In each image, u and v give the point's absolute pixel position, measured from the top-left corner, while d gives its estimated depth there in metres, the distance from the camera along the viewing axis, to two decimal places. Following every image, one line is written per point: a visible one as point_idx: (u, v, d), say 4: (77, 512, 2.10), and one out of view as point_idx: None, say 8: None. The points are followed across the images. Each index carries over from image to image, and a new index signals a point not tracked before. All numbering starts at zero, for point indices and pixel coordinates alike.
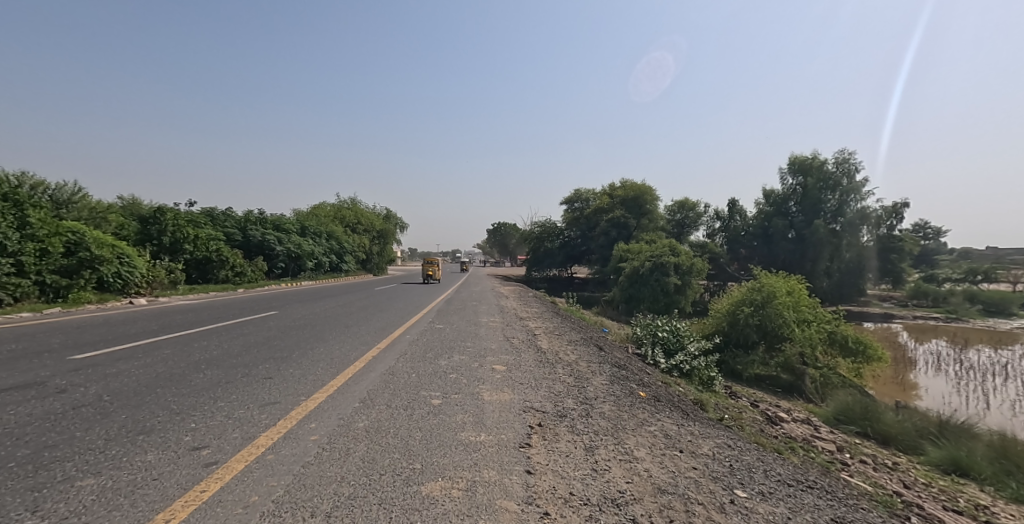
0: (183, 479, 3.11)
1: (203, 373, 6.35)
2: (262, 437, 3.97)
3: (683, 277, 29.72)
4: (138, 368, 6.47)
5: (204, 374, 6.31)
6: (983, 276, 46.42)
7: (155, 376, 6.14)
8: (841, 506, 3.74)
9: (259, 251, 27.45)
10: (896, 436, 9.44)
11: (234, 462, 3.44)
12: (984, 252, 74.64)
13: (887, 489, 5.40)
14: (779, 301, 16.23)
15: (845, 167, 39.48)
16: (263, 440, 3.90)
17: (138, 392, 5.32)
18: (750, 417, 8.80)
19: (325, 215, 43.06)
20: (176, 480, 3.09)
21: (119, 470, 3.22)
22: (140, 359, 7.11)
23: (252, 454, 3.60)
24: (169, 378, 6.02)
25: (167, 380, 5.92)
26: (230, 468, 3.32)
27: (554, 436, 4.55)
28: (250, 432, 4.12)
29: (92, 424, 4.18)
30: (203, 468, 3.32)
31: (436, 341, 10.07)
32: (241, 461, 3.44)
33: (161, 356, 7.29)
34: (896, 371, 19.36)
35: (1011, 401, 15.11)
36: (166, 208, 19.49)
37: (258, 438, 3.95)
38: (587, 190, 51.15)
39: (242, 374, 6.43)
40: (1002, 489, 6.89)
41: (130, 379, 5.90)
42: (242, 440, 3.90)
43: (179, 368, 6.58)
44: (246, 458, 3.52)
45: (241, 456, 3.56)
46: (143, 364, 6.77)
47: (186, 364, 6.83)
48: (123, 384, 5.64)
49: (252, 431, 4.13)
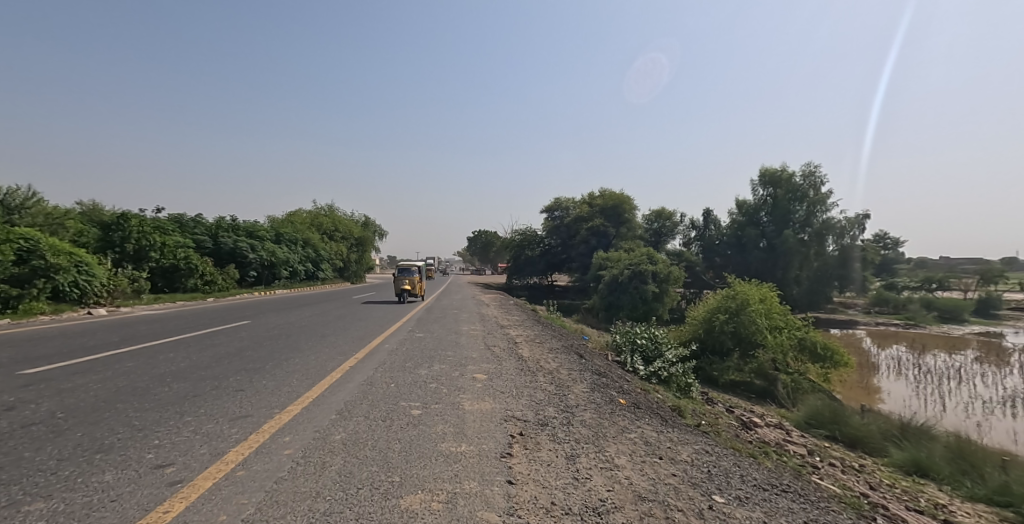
0: (145, 499, 2.97)
1: (167, 387, 6.09)
2: (231, 453, 3.81)
3: (661, 285, 30.02)
4: (97, 383, 6.13)
5: (168, 388, 6.05)
6: (938, 284, 49.19)
7: (115, 390, 5.85)
8: (813, 509, 3.85)
9: (231, 258, 26.52)
10: (862, 438, 9.84)
11: (200, 479, 3.30)
12: (938, 261, 80.10)
13: (854, 491, 5.61)
14: (752, 309, 16.71)
15: (812, 179, 41.08)
16: (234, 456, 3.77)
17: (95, 408, 5.05)
18: (725, 422, 9.03)
19: (301, 222, 42.15)
20: (137, 501, 2.95)
21: (73, 492, 3.05)
22: (97, 372, 6.73)
23: (221, 470, 3.47)
24: (130, 392, 5.75)
25: (128, 395, 5.65)
26: (196, 486, 3.18)
27: (535, 445, 4.53)
28: (219, 447, 3.97)
29: (44, 444, 3.94)
30: (167, 487, 3.17)
31: (415, 349, 9.96)
32: (209, 478, 3.30)
33: (123, 370, 6.95)
34: (861, 376, 20.15)
35: (965, 403, 15.91)
36: (130, 214, 18.69)
37: (227, 454, 3.79)
38: (567, 198, 51.83)
39: (211, 387, 6.19)
40: (959, 488, 7.26)
41: (87, 394, 5.61)
42: (210, 457, 3.75)
43: (142, 382, 6.27)
44: (215, 474, 3.39)
45: (208, 473, 3.42)
46: (101, 378, 6.40)
47: (150, 378, 6.53)
48: (79, 399, 5.34)
49: (221, 447, 3.98)
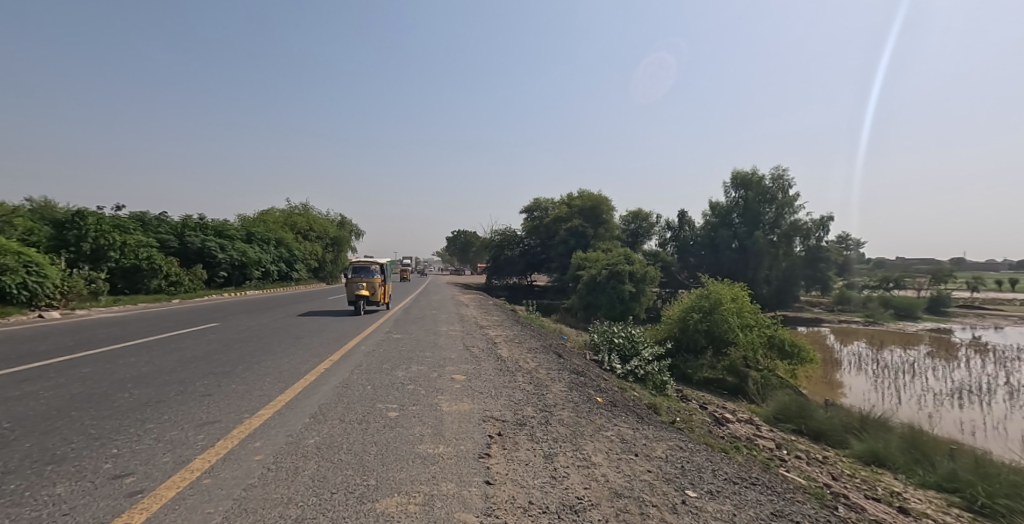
0: (101, 512, 2.81)
1: (127, 393, 5.80)
2: (196, 461, 3.65)
3: (638, 285, 30.50)
4: (49, 390, 5.79)
5: (128, 394, 5.76)
6: (894, 284, 51.75)
7: (70, 397, 5.54)
8: (780, 501, 3.98)
9: (198, 258, 25.50)
10: (826, 431, 10.26)
11: (163, 489, 3.15)
12: (896, 262, 84.13)
13: (818, 482, 5.83)
14: (725, 308, 17.19)
15: (781, 182, 42.51)
16: (200, 463, 3.61)
17: (48, 416, 4.77)
18: (699, 419, 9.24)
19: (273, 220, 40.95)
20: (92, 513, 2.78)
21: (21, 506, 2.86)
22: (49, 379, 6.35)
23: (186, 479, 3.32)
24: (87, 399, 5.46)
25: (85, 402, 5.36)
26: (159, 496, 3.03)
27: (514, 445, 4.52)
28: (183, 455, 3.80)
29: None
30: (126, 498, 3.00)
31: (392, 351, 9.81)
32: (172, 488, 3.16)
33: (77, 376, 6.56)
34: (825, 372, 20.99)
35: (920, 396, 16.79)
36: (87, 212, 17.74)
37: (193, 462, 3.63)
38: (546, 199, 52.11)
39: (175, 392, 5.93)
40: (912, 476, 7.66)
41: (38, 402, 5.29)
42: (174, 465, 3.58)
43: (100, 388, 5.95)
44: (179, 483, 3.24)
45: (172, 481, 3.27)
46: (54, 385, 6.04)
47: (108, 384, 6.20)
48: (30, 408, 5.03)
49: (185, 454, 3.81)
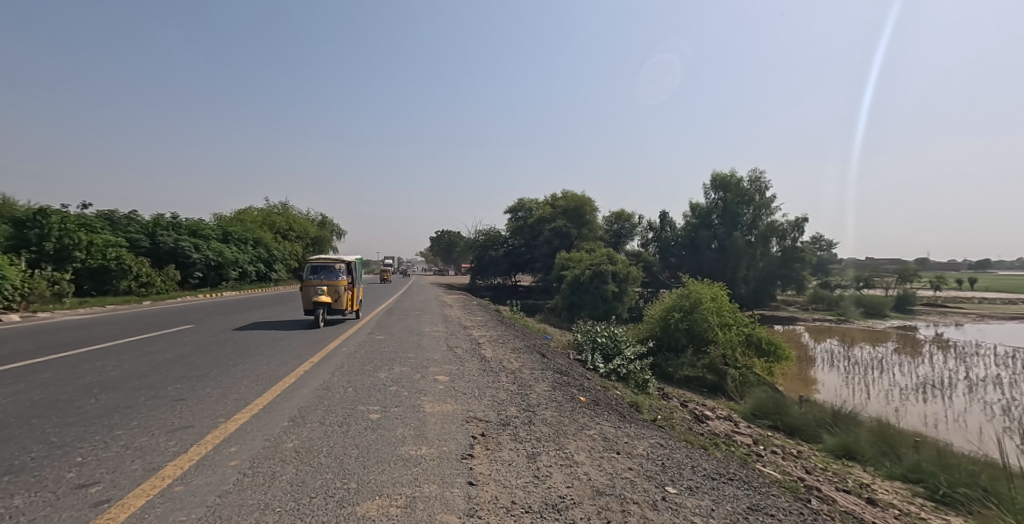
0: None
1: (94, 398, 5.56)
2: (167, 468, 3.52)
3: (620, 285, 30.79)
4: (8, 396, 5.51)
5: (95, 400, 5.52)
6: (864, 283, 53.52)
7: (31, 403, 5.28)
8: (756, 495, 4.05)
9: (171, 259, 24.69)
10: (800, 426, 10.55)
11: (132, 497, 3.02)
12: (866, 262, 87.03)
13: (792, 476, 5.98)
14: (705, 307, 17.50)
15: (758, 184, 43.53)
16: (171, 470, 3.48)
17: (6, 424, 4.53)
18: (680, 416, 9.38)
19: (251, 219, 39.98)
20: None
21: None
22: (9, 385, 6.05)
23: (156, 486, 3.19)
24: (50, 405, 5.21)
25: (47, 408, 5.12)
26: (127, 505, 2.90)
27: (497, 446, 4.49)
28: (153, 462, 3.65)
29: None
30: (90, 508, 2.86)
31: (374, 352, 9.67)
32: (142, 496, 3.02)
33: (40, 381, 6.27)
34: (800, 369, 21.56)
35: (889, 391, 17.39)
36: (51, 210, 16.98)
37: (163, 469, 3.50)
38: (530, 200, 52.26)
39: (146, 397, 5.71)
40: (881, 468, 7.93)
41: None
42: (144, 473, 3.44)
43: (64, 394, 5.70)
44: (148, 491, 3.11)
45: (141, 490, 3.14)
46: (13, 391, 5.75)
47: (73, 389, 5.94)
48: None
49: (156, 461, 3.66)
